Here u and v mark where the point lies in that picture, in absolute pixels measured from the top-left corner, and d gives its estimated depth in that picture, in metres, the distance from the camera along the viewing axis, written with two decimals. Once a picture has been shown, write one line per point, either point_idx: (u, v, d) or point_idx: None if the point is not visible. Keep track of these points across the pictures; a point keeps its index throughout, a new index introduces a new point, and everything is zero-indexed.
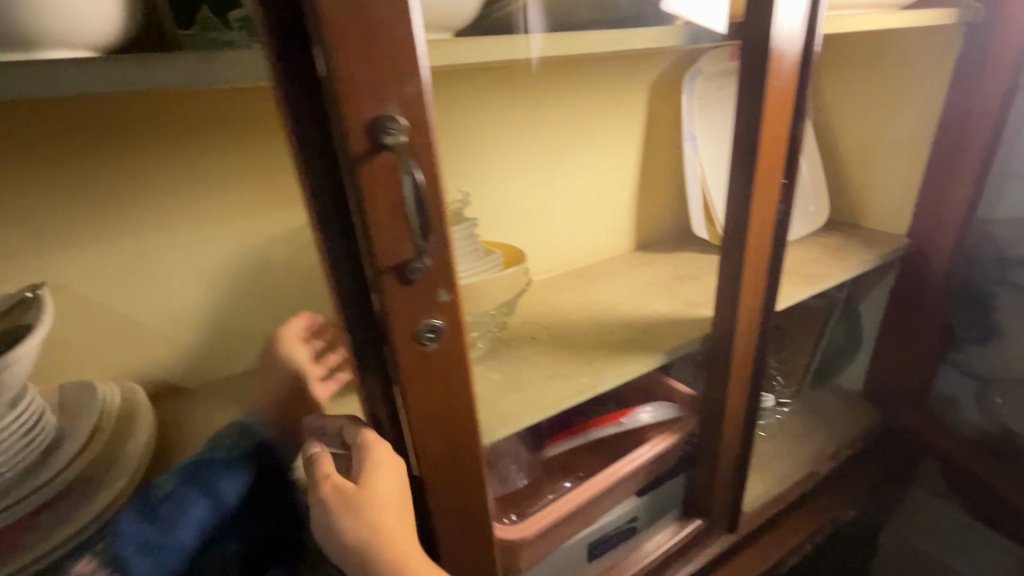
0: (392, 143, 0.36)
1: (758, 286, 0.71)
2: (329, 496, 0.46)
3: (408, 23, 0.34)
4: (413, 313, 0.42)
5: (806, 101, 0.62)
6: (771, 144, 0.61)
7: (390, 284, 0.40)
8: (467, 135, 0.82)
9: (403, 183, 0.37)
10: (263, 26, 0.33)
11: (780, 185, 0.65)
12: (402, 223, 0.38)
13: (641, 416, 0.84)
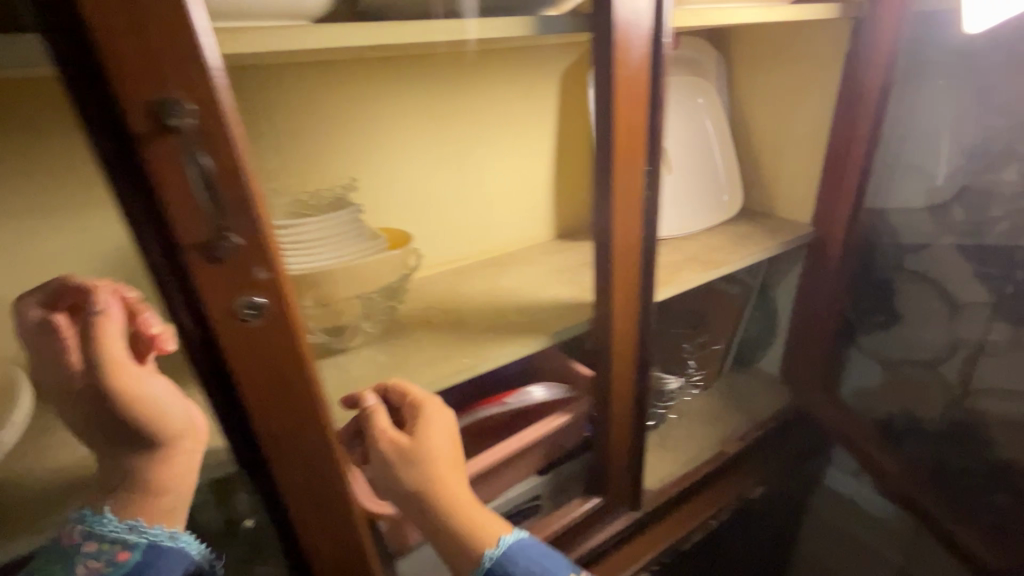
0: (177, 126, 0.38)
1: (630, 271, 0.74)
2: (391, 451, 0.63)
3: (182, 11, 0.36)
4: (227, 290, 0.44)
5: (661, 92, 0.64)
6: (627, 133, 0.64)
7: (196, 261, 0.42)
8: (353, 121, 0.83)
9: (194, 164, 0.39)
10: (32, 12, 0.35)
11: (644, 173, 0.68)
12: (199, 203, 0.40)
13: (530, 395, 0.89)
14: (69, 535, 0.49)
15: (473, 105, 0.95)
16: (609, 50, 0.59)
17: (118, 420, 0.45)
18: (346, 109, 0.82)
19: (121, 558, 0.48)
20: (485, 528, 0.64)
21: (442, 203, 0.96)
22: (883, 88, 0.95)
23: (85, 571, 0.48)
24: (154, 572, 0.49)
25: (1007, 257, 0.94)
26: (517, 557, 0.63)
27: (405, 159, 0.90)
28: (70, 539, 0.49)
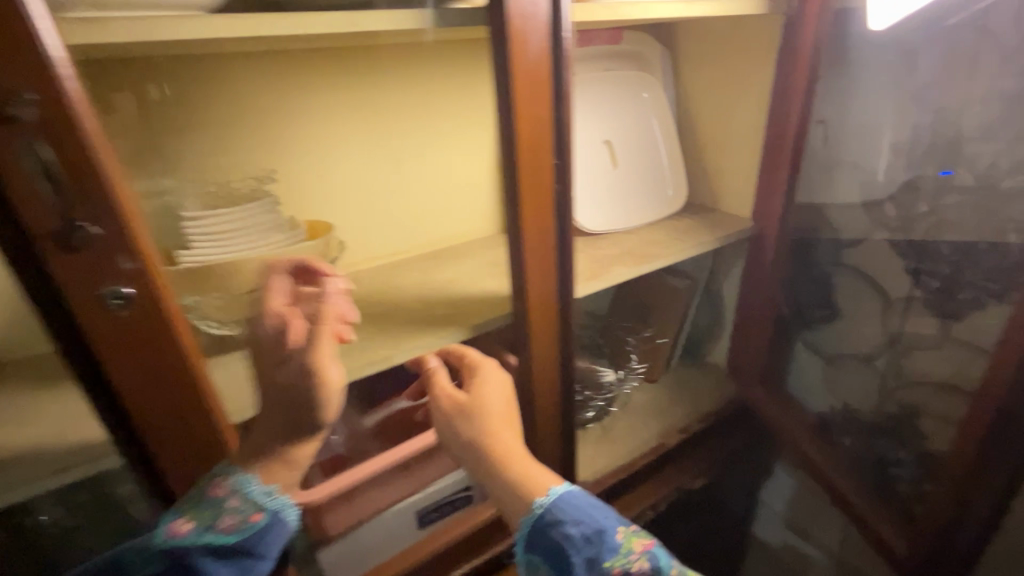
0: (19, 117, 0.39)
1: (545, 263, 0.75)
2: (449, 406, 0.67)
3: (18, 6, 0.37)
4: (89, 280, 0.44)
5: (564, 85, 0.64)
6: (529, 125, 0.64)
7: (51, 251, 0.42)
8: (266, 113, 0.82)
9: (38, 155, 0.40)
10: None
11: (552, 166, 0.69)
12: (49, 193, 0.41)
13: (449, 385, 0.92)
14: (207, 488, 0.54)
15: (403, 97, 0.92)
16: (504, 43, 0.60)
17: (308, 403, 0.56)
18: (256, 101, 0.81)
19: (253, 518, 0.54)
20: (541, 480, 0.61)
21: (374, 194, 0.96)
22: (810, 85, 0.96)
23: (221, 522, 0.53)
24: (271, 538, 0.55)
25: (932, 252, 0.95)
26: (567, 507, 0.58)
27: (328, 150, 0.89)
28: (212, 491, 0.54)
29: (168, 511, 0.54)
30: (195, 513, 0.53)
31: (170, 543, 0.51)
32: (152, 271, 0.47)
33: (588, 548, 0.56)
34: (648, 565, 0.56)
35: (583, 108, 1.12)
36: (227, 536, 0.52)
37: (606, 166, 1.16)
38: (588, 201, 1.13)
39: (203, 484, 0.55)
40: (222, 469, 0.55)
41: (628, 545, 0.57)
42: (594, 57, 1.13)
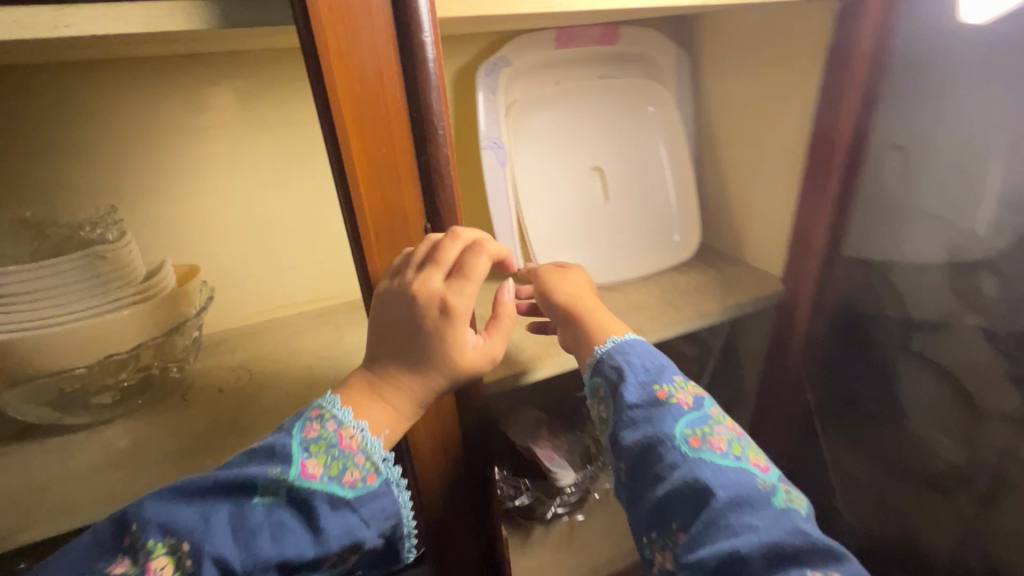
0: None
1: None
2: (544, 272, 0.64)
3: None
4: None
5: (428, 116, 0.42)
6: (377, 176, 0.43)
7: None
8: (118, 136, 0.66)
9: None
10: None
11: (423, 231, 0.47)
12: None
13: None
14: (337, 434, 0.45)
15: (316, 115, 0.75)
16: (312, 51, 0.38)
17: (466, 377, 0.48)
18: (100, 124, 0.65)
19: (370, 478, 0.45)
20: (610, 325, 0.57)
21: (281, 232, 0.79)
22: (863, 103, 0.70)
23: (346, 474, 0.44)
24: (383, 504, 0.45)
25: None
26: (633, 346, 0.54)
27: (214, 177, 0.72)
28: (345, 441, 0.45)
29: (287, 439, 0.44)
30: (325, 457, 0.44)
31: (296, 481, 0.43)
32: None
33: (642, 375, 0.52)
34: (696, 402, 0.51)
35: (561, 126, 0.89)
36: (352, 492, 0.44)
37: (591, 200, 0.92)
38: (561, 245, 0.89)
39: (329, 425, 0.45)
40: (358, 424, 0.45)
41: (682, 384, 0.52)
42: (583, 61, 0.88)
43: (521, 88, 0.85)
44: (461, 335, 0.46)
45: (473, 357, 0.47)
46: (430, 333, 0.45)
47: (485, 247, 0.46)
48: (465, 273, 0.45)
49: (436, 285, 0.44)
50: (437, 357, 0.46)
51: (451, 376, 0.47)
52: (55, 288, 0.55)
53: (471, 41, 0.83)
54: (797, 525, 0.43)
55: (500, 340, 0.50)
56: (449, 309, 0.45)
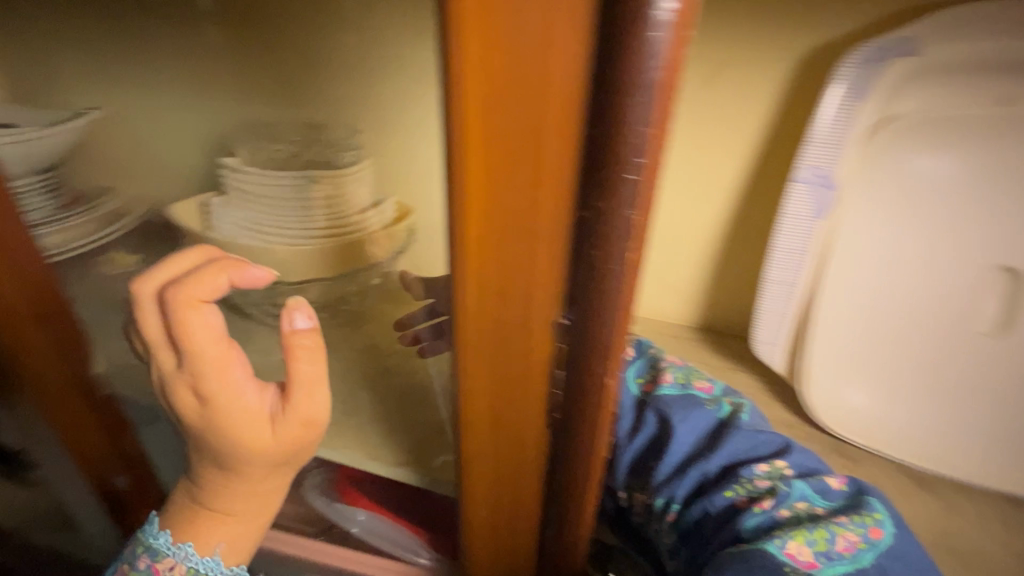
0: None
1: (506, 491, 0.34)
2: None
3: None
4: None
5: (620, 133, 0.20)
6: (499, 219, 0.23)
7: None
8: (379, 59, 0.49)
9: None
10: None
11: (551, 328, 0.26)
12: None
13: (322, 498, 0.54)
14: (153, 570, 0.35)
15: None
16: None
17: (271, 457, 0.33)
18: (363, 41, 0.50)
19: None
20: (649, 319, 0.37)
21: None
22: None
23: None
24: None
25: None
26: None
27: None
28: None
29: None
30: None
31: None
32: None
33: None
34: (640, 348, 0.64)
35: (976, 184, 0.49)
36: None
37: (963, 325, 0.52)
38: (852, 366, 0.57)
39: (143, 562, 0.35)
40: (180, 550, 0.35)
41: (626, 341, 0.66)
42: None
43: (923, 103, 0.48)
44: (231, 412, 0.31)
45: (273, 433, 0.32)
46: (205, 427, 0.32)
47: (182, 298, 0.30)
48: (183, 346, 0.30)
49: (173, 371, 0.32)
50: (237, 454, 0.32)
51: (270, 459, 0.33)
52: (276, 202, 0.55)
53: (864, 8, 0.49)
54: (740, 425, 0.53)
55: (309, 395, 0.32)
56: (204, 393, 0.31)
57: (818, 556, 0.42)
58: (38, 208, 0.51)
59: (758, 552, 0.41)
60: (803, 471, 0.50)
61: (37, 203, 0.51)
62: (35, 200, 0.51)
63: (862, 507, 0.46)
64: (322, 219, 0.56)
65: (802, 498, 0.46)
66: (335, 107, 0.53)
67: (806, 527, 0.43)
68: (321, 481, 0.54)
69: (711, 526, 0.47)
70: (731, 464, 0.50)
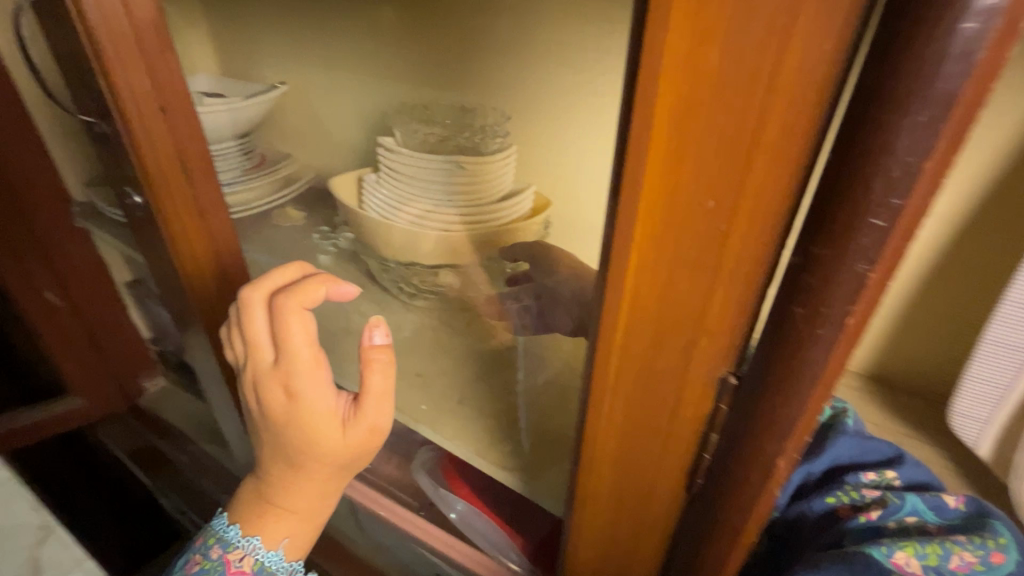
0: (109, 131, 0.42)
1: (627, 536, 0.30)
2: None
3: (117, 58, 0.37)
4: (161, 262, 0.50)
5: (872, 164, 0.15)
6: (672, 253, 0.19)
7: (138, 225, 0.48)
8: (545, 40, 0.46)
9: (135, 196, 0.45)
10: (57, 48, 0.40)
11: (713, 381, 0.22)
12: (138, 205, 0.46)
13: (427, 479, 0.56)
14: (223, 562, 0.34)
15: None
16: None
17: (340, 459, 0.32)
18: (528, 26, 0.46)
19: None
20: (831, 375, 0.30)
21: None
22: None
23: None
24: None
25: None
26: None
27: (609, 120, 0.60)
28: (234, 567, 0.33)
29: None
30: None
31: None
32: (168, 190, 0.43)
33: None
34: None
35: None
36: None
37: None
38: None
39: (213, 553, 0.34)
40: (248, 543, 0.33)
41: None
42: None
43: None
44: (316, 415, 0.30)
45: (345, 435, 0.31)
46: (286, 424, 0.30)
47: (286, 301, 0.29)
48: (283, 346, 0.29)
49: (265, 367, 0.30)
50: (308, 453, 0.31)
51: (339, 461, 0.32)
52: (421, 183, 0.56)
53: None
54: (845, 427, 0.41)
55: (382, 401, 0.31)
56: (294, 392, 0.29)
57: (929, 575, 0.30)
58: (234, 165, 0.58)
59: (854, 555, 0.31)
60: (919, 487, 0.37)
61: (233, 161, 0.57)
62: (232, 158, 0.57)
63: (984, 529, 0.32)
64: (467, 203, 0.54)
65: (911, 512, 0.34)
66: (487, 92, 0.52)
67: (915, 539, 0.32)
68: (431, 460, 0.56)
69: (808, 533, 0.36)
70: (833, 469, 0.39)
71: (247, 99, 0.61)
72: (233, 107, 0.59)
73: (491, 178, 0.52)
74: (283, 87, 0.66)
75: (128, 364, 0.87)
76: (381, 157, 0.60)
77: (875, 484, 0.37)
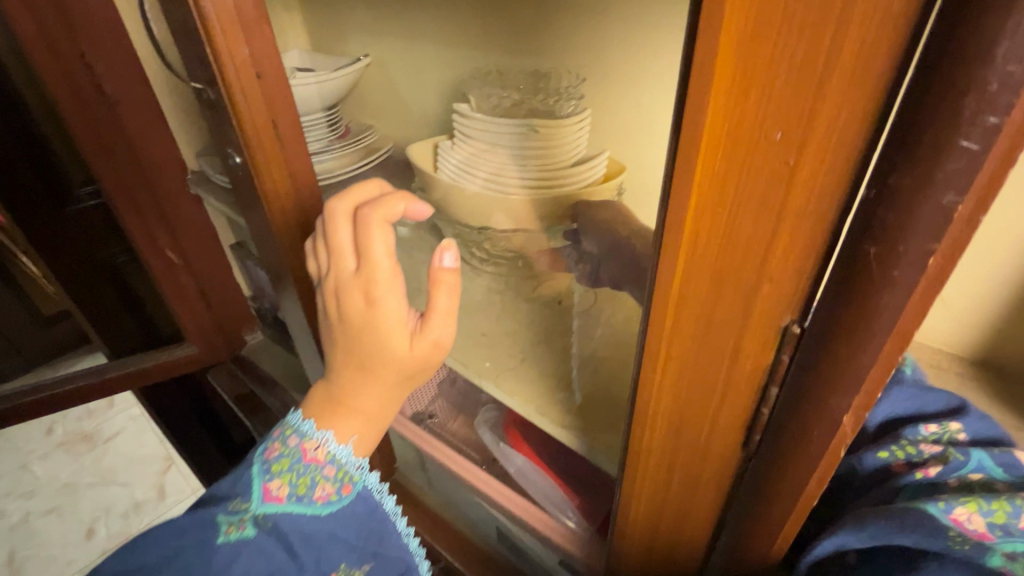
0: (214, 97, 0.46)
1: (681, 491, 0.30)
2: None
3: (220, 30, 0.41)
4: (256, 219, 0.55)
5: (966, 78, 0.13)
6: (736, 194, 0.18)
7: (237, 184, 0.53)
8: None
9: (236, 157, 0.49)
10: (172, 24, 0.45)
11: (777, 331, 0.21)
12: (238, 166, 0.50)
13: (489, 434, 0.59)
14: (300, 450, 0.35)
15: None
16: None
17: (406, 370, 0.33)
18: None
19: (342, 491, 0.35)
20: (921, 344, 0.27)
21: None
22: None
23: (317, 491, 0.35)
24: (360, 516, 0.37)
25: None
26: None
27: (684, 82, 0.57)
28: (310, 454, 0.35)
29: (250, 465, 0.36)
30: (289, 476, 0.34)
31: (261, 510, 0.33)
32: (264, 152, 0.47)
33: None
34: None
35: None
36: (330, 511, 0.35)
37: None
38: None
39: (291, 441, 0.35)
40: (321, 435, 0.35)
41: None
42: None
43: None
44: (391, 324, 0.32)
45: (412, 347, 0.32)
46: (363, 328, 0.32)
47: (370, 213, 0.31)
48: (363, 255, 0.31)
49: (346, 275, 0.32)
50: (377, 356, 0.33)
51: (404, 370, 0.33)
52: (495, 150, 0.57)
53: None
54: (905, 379, 0.39)
55: (448, 319, 0.33)
56: (374, 299, 0.31)
57: (995, 531, 0.27)
58: (322, 135, 0.62)
59: (908, 510, 0.28)
60: (990, 442, 0.34)
61: (319, 131, 0.61)
62: (318, 128, 0.61)
63: None
64: (539, 169, 0.54)
65: (976, 469, 0.31)
66: (560, 55, 0.51)
67: (980, 494, 0.28)
68: (493, 418, 0.60)
69: (859, 488, 0.34)
70: (891, 423, 0.37)
71: (335, 73, 0.65)
72: (321, 82, 0.62)
73: (567, 142, 0.52)
74: (366, 60, 0.68)
75: (231, 317, 0.97)
76: (455, 124, 0.61)
77: (935, 437, 0.35)
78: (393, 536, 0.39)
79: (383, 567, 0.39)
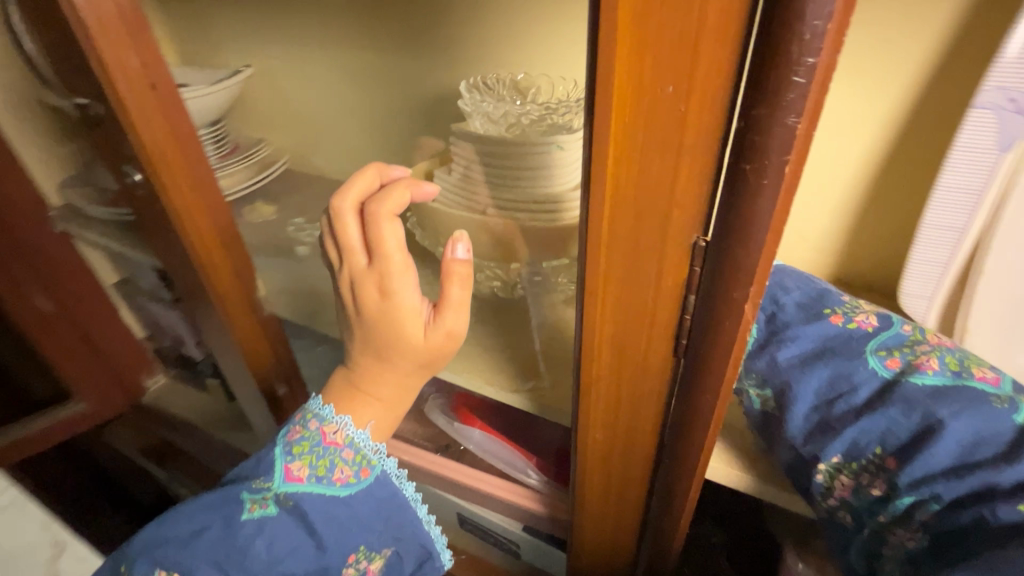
0: (101, 111, 0.43)
1: (628, 409, 0.35)
2: None
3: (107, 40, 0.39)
4: (163, 237, 0.52)
5: (790, 29, 0.19)
6: (642, 138, 0.23)
7: (137, 203, 0.50)
8: None
9: (134, 174, 0.47)
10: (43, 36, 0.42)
11: (688, 250, 0.26)
12: (137, 183, 0.48)
13: (440, 415, 0.61)
14: (320, 434, 0.38)
15: None
16: None
17: (423, 357, 0.35)
18: None
19: (362, 475, 0.38)
20: None
21: None
22: None
23: (336, 473, 0.37)
24: (381, 498, 0.39)
25: None
26: (795, 274, 0.49)
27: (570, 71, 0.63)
28: (330, 438, 0.37)
29: (272, 446, 0.38)
30: (310, 457, 0.37)
31: (284, 489, 0.36)
32: (168, 167, 0.45)
33: (800, 299, 0.47)
34: (937, 363, 0.40)
35: None
36: (350, 491, 0.37)
37: None
38: None
39: (312, 424, 0.38)
40: (341, 420, 0.37)
41: (897, 327, 0.44)
42: None
43: None
44: (408, 313, 0.34)
45: (427, 339, 0.34)
46: (377, 317, 0.34)
47: (377, 209, 0.33)
48: (376, 248, 0.33)
49: (359, 270, 0.34)
50: (394, 345, 0.35)
51: (419, 358, 0.35)
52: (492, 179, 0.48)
53: None
54: None
55: (461, 309, 0.34)
56: (389, 289, 0.33)
57: None
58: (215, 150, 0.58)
59: None
60: None
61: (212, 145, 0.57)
62: (210, 142, 0.57)
63: None
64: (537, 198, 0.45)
65: None
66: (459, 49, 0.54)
67: None
68: (442, 401, 0.61)
69: (982, 543, 0.32)
70: None
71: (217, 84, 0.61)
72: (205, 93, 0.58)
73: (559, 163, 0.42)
74: (247, 70, 0.65)
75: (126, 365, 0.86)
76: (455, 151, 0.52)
77: None
78: (413, 522, 0.42)
79: (401, 548, 0.42)
